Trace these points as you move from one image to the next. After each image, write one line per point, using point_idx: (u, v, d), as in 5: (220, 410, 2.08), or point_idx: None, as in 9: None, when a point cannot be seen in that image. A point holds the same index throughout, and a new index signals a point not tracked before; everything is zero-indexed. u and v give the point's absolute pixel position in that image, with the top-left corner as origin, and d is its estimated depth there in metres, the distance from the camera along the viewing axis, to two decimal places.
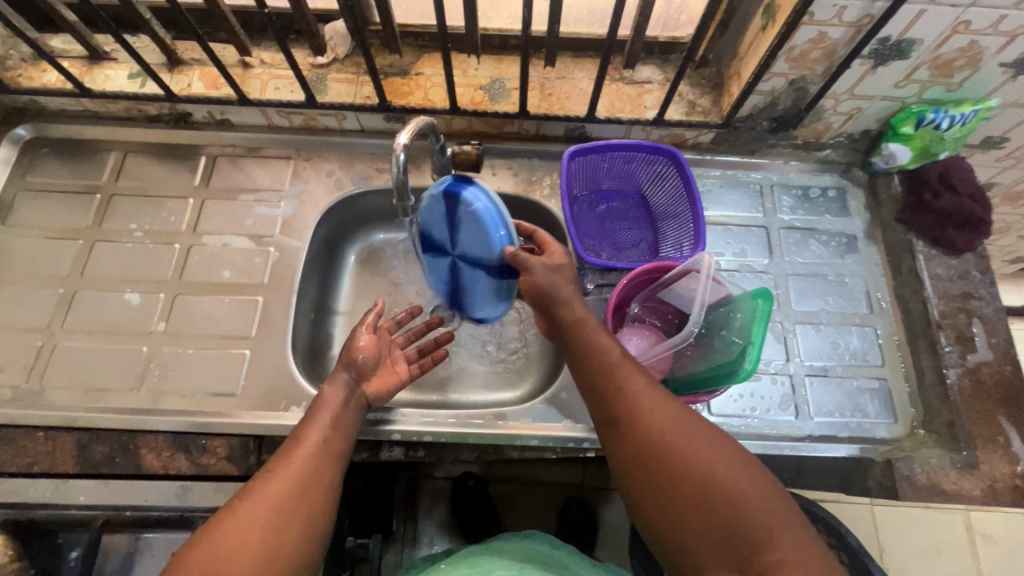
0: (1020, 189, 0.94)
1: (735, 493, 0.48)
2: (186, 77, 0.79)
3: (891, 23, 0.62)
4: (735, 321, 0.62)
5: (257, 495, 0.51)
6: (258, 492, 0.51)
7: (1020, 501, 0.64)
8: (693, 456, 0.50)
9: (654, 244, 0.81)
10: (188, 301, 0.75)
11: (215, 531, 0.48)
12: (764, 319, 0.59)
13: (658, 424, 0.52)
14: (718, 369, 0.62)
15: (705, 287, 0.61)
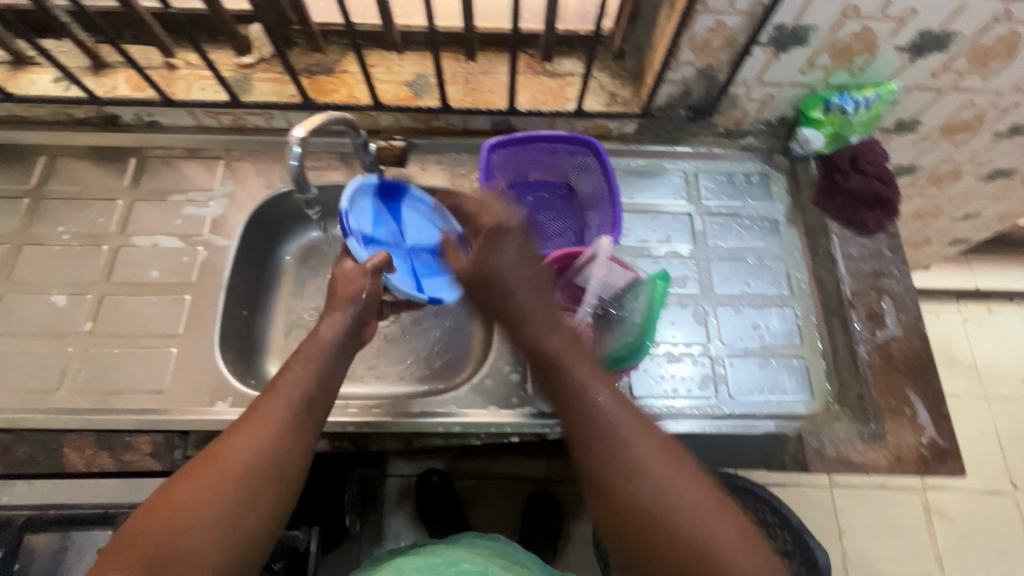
0: (942, 171, 0.97)
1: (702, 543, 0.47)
2: (111, 80, 0.80)
3: (782, 11, 0.64)
4: (636, 303, 0.66)
5: (222, 453, 0.52)
6: (224, 452, 0.52)
7: (926, 470, 0.66)
8: (665, 504, 0.49)
9: (580, 233, 0.83)
10: (116, 302, 0.75)
11: (178, 488, 0.50)
12: (661, 297, 0.64)
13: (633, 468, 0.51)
14: (624, 346, 0.64)
15: (603, 267, 0.66)
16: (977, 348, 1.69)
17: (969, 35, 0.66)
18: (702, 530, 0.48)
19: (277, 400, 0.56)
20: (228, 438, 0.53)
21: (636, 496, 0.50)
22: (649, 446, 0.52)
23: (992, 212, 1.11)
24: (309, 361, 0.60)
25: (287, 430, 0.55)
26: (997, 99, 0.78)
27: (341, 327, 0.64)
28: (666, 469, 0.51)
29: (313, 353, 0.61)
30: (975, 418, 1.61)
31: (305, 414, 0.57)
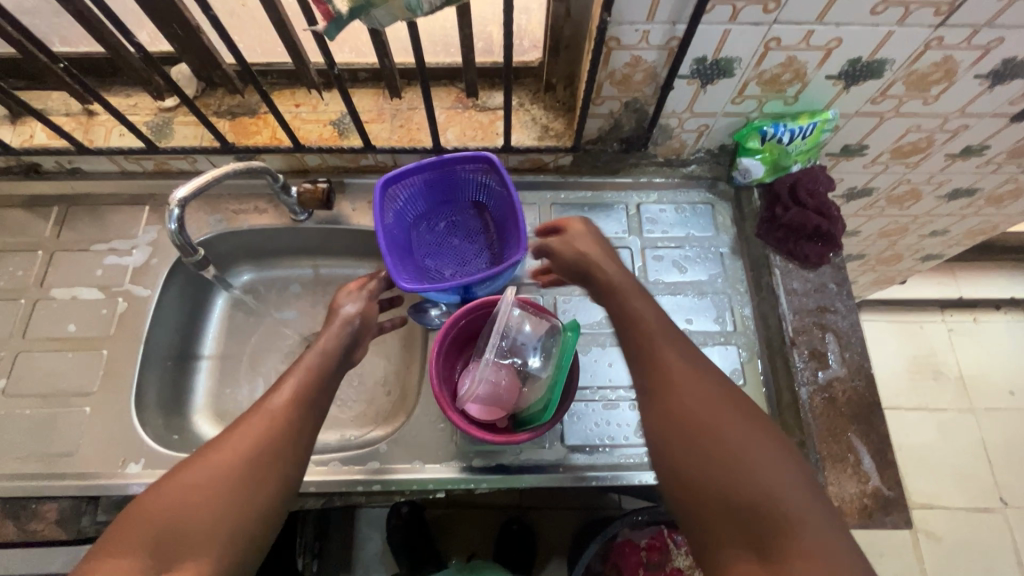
0: (900, 192, 0.93)
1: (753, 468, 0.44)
2: (28, 128, 0.78)
3: (699, 44, 0.61)
4: (549, 354, 0.65)
5: (207, 456, 0.46)
6: (222, 443, 0.47)
7: (869, 521, 0.63)
8: (714, 423, 0.46)
9: (498, 252, 0.79)
10: (32, 358, 0.73)
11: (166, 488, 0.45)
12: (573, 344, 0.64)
13: (688, 405, 0.48)
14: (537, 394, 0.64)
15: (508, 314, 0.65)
16: (963, 359, 1.64)
17: (902, 62, 0.63)
18: (746, 453, 0.45)
19: (277, 395, 0.52)
20: (227, 432, 0.48)
21: (694, 429, 0.47)
22: (700, 381, 0.50)
23: (960, 228, 1.07)
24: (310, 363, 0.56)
25: (286, 425, 0.50)
26: (943, 123, 0.74)
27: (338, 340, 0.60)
28: (717, 395, 0.48)
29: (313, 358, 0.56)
30: (963, 432, 1.56)
31: (305, 413, 0.52)
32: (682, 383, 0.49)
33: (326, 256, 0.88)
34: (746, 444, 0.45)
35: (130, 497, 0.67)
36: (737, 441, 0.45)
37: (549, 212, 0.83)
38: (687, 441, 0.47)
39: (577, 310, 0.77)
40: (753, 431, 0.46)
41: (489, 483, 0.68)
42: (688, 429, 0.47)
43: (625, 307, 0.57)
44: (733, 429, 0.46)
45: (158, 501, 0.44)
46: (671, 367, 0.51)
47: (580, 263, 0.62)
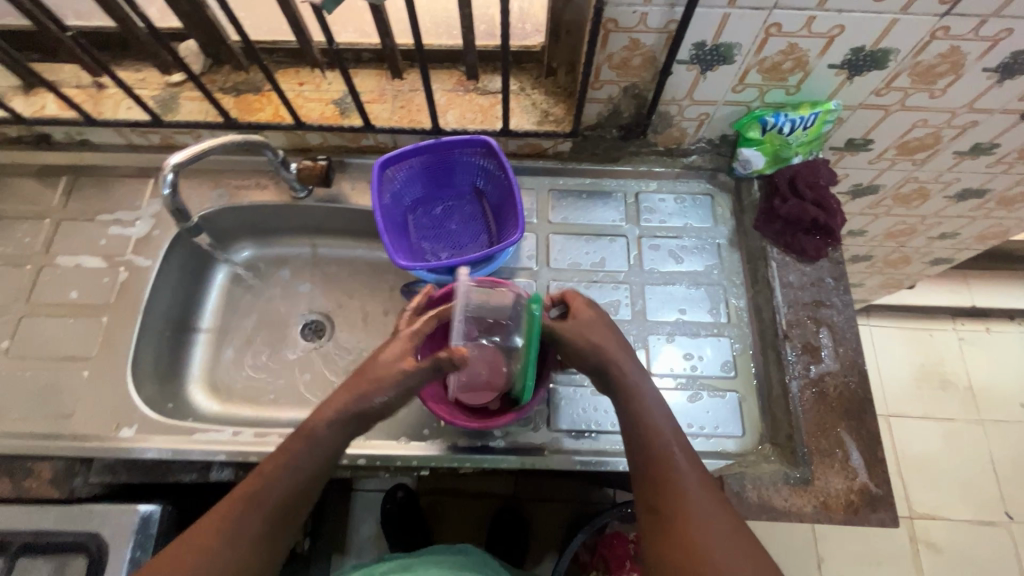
0: (908, 191, 0.91)
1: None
2: (40, 99, 0.80)
3: (698, 28, 0.60)
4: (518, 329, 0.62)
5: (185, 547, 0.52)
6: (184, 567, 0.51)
7: (855, 518, 0.62)
8: (705, 534, 0.50)
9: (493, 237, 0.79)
10: (34, 323, 0.75)
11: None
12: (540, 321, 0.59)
13: (690, 514, 0.51)
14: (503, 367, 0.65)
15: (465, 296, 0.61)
16: (973, 369, 1.61)
17: (907, 52, 0.62)
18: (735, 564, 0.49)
19: (253, 518, 0.53)
20: (195, 547, 0.52)
21: (687, 535, 0.51)
22: (700, 486, 0.53)
23: (970, 231, 1.05)
24: (295, 470, 0.55)
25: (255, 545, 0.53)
26: (951, 118, 0.73)
27: (341, 431, 0.57)
28: (705, 497, 0.53)
29: (298, 463, 0.55)
30: (969, 443, 1.53)
31: (277, 526, 0.55)
32: (683, 486, 0.53)
33: (325, 235, 0.89)
34: (732, 557, 0.50)
35: (122, 460, 0.68)
36: (723, 556, 0.50)
37: (546, 197, 0.83)
38: (677, 543, 0.51)
39: (570, 296, 0.78)
40: (738, 543, 0.51)
41: (473, 463, 0.68)
42: (686, 532, 0.51)
43: (632, 390, 0.58)
44: (721, 541, 0.50)
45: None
46: (675, 468, 0.54)
47: (587, 352, 0.59)
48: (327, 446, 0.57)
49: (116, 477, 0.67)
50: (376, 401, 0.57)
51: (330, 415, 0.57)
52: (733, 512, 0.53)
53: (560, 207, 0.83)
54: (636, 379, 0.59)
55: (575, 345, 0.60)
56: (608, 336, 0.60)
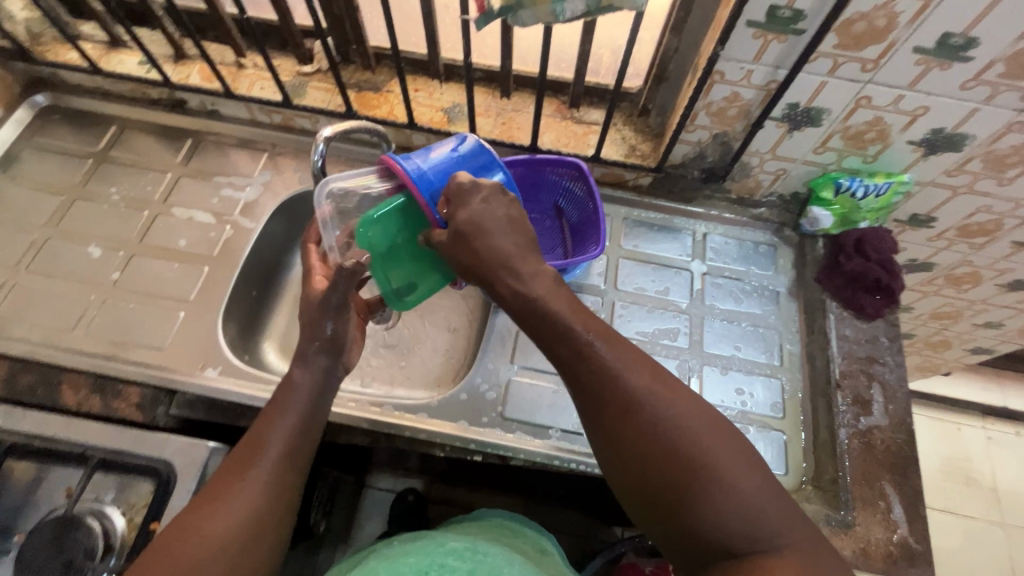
0: (961, 273, 0.95)
1: (705, 458, 0.47)
2: (186, 69, 0.90)
3: (796, 91, 0.67)
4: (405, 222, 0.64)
5: (223, 491, 0.52)
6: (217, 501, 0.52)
7: (892, 569, 0.63)
8: (655, 417, 0.49)
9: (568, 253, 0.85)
10: (143, 262, 0.82)
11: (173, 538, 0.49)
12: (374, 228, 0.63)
13: (614, 391, 0.51)
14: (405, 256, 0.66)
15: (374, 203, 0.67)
16: (1000, 470, 1.59)
17: (983, 139, 0.68)
18: (701, 438, 0.48)
19: (268, 447, 0.56)
20: (219, 486, 0.53)
21: (637, 428, 0.49)
22: (631, 374, 0.51)
23: (1016, 324, 1.08)
24: (289, 409, 0.59)
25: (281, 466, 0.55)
26: (1015, 208, 0.78)
27: (320, 371, 0.62)
28: (630, 367, 0.52)
29: (289, 401, 0.59)
30: (991, 546, 1.49)
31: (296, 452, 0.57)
32: (620, 377, 0.51)
33: None
34: (694, 430, 0.49)
35: (204, 398, 0.73)
36: (679, 427, 0.49)
37: (621, 225, 0.89)
38: (629, 440, 0.50)
39: (633, 316, 0.82)
40: (697, 417, 0.50)
41: (527, 456, 0.72)
42: (615, 409, 0.51)
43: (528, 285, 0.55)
44: (677, 418, 0.49)
45: (187, 539, 0.49)
46: (601, 362, 0.52)
47: (484, 249, 0.56)
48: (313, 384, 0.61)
49: (194, 412, 0.72)
50: (329, 329, 0.62)
51: (300, 358, 0.62)
52: (682, 389, 0.52)
53: (632, 235, 0.89)
54: (519, 270, 0.56)
55: (471, 249, 0.56)
56: (502, 238, 0.57)
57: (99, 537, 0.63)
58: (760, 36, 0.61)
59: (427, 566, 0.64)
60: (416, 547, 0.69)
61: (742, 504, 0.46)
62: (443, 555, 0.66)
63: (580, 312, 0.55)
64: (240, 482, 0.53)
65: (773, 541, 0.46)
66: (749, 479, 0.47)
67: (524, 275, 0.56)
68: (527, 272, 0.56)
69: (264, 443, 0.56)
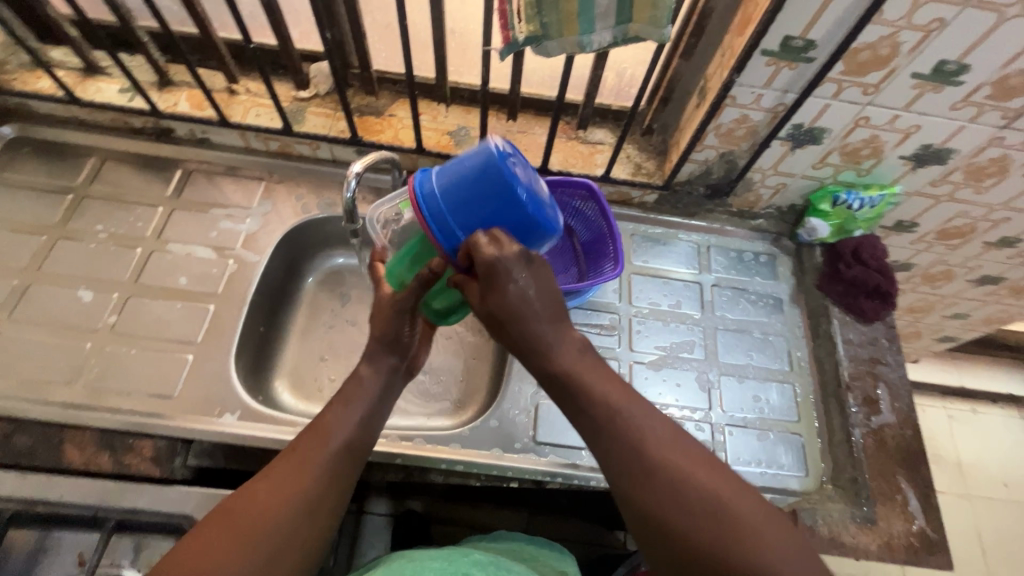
0: (936, 272, 1.03)
1: (736, 533, 0.45)
2: (173, 96, 0.85)
3: (802, 113, 0.70)
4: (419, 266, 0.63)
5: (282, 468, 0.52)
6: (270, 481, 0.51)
7: (914, 559, 0.68)
8: (681, 483, 0.48)
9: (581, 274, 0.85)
10: (141, 304, 0.77)
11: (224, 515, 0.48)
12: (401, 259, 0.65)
13: (636, 447, 0.50)
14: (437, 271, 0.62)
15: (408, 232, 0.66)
16: (961, 446, 1.71)
17: (966, 153, 0.73)
18: (734, 506, 0.47)
19: (328, 435, 0.55)
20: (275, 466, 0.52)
21: (663, 495, 0.48)
22: (660, 439, 0.50)
23: (980, 314, 1.17)
24: (355, 399, 0.59)
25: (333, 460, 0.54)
26: (988, 212, 0.85)
27: (388, 372, 0.62)
28: (652, 424, 0.51)
29: (355, 390, 0.60)
30: (959, 518, 1.60)
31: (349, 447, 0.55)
32: (648, 442, 0.50)
33: None
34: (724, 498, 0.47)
35: (223, 446, 0.69)
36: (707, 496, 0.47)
37: (629, 241, 0.91)
38: (654, 505, 0.48)
39: (650, 332, 0.84)
40: (728, 488, 0.48)
41: (564, 479, 0.72)
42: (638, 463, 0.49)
43: (554, 357, 0.54)
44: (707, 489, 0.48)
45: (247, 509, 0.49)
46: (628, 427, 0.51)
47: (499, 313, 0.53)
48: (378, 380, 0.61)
49: (214, 461, 0.69)
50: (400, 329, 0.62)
51: (370, 355, 0.62)
52: (710, 457, 0.50)
53: (641, 251, 0.91)
54: (542, 336, 0.54)
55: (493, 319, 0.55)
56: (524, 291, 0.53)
57: None
58: (773, 63, 0.64)
59: (453, 572, 0.60)
60: (443, 553, 0.66)
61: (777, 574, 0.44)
62: (467, 564, 0.62)
63: (609, 379, 0.54)
64: (296, 464, 0.52)
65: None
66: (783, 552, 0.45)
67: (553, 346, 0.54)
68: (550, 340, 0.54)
69: (327, 428, 0.56)
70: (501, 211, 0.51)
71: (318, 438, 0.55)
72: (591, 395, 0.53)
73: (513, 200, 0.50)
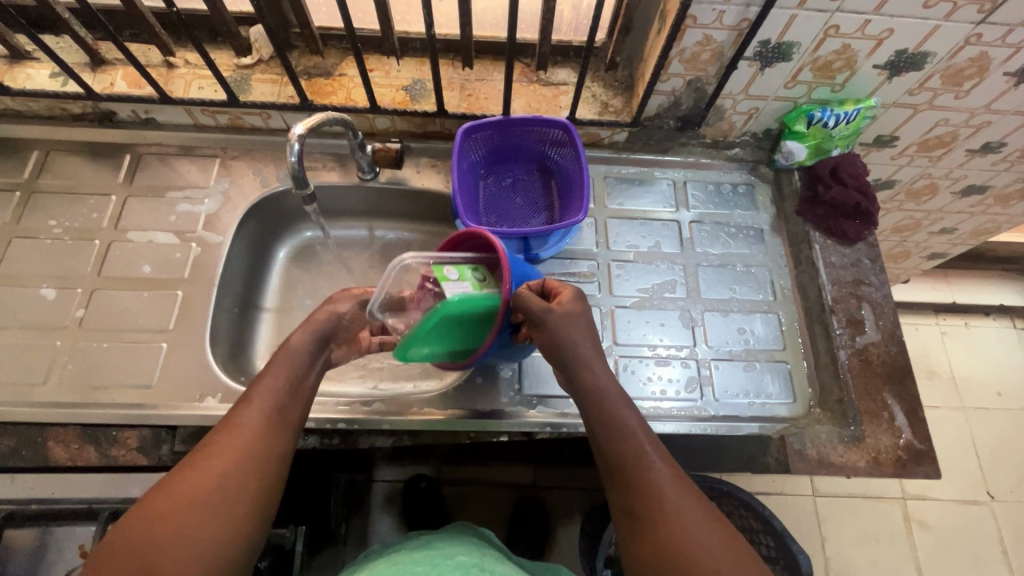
0: (920, 186, 1.01)
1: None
2: (109, 77, 0.81)
3: (767, 27, 0.66)
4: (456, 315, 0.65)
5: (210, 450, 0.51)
6: (202, 459, 0.50)
7: (902, 471, 0.69)
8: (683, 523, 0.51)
9: (554, 214, 0.84)
10: (108, 296, 0.75)
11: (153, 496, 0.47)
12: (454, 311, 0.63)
13: (643, 467, 0.54)
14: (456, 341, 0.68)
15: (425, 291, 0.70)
16: (955, 360, 1.73)
17: (942, 55, 0.70)
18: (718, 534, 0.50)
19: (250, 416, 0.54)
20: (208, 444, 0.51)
21: (659, 515, 0.51)
22: (670, 485, 0.53)
23: (968, 227, 1.16)
24: (284, 374, 0.59)
25: (264, 435, 0.53)
26: (969, 118, 0.81)
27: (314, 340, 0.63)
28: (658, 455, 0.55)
29: (288, 362, 0.60)
30: (955, 430, 1.64)
31: (282, 421, 0.55)
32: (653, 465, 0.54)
33: (383, 217, 0.92)
34: (718, 546, 0.50)
35: (209, 428, 0.69)
36: (706, 547, 0.49)
37: (603, 183, 0.88)
38: (650, 521, 0.52)
39: (630, 274, 0.83)
40: (713, 524, 0.51)
41: (554, 428, 0.72)
42: (643, 481, 0.53)
43: (590, 385, 0.59)
44: (706, 540, 0.50)
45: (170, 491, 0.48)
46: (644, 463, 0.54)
47: (563, 331, 0.59)
48: (307, 355, 0.62)
49: None
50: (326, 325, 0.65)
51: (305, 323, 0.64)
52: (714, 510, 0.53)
53: (615, 194, 0.88)
54: (592, 364, 0.59)
55: (550, 337, 0.59)
56: (572, 320, 0.60)
57: None
58: None
59: None
60: (423, 557, 0.65)
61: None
62: (450, 568, 0.62)
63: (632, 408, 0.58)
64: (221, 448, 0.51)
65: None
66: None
67: (598, 369, 0.59)
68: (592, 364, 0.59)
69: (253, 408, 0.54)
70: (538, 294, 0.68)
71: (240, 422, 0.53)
72: (615, 418, 0.57)
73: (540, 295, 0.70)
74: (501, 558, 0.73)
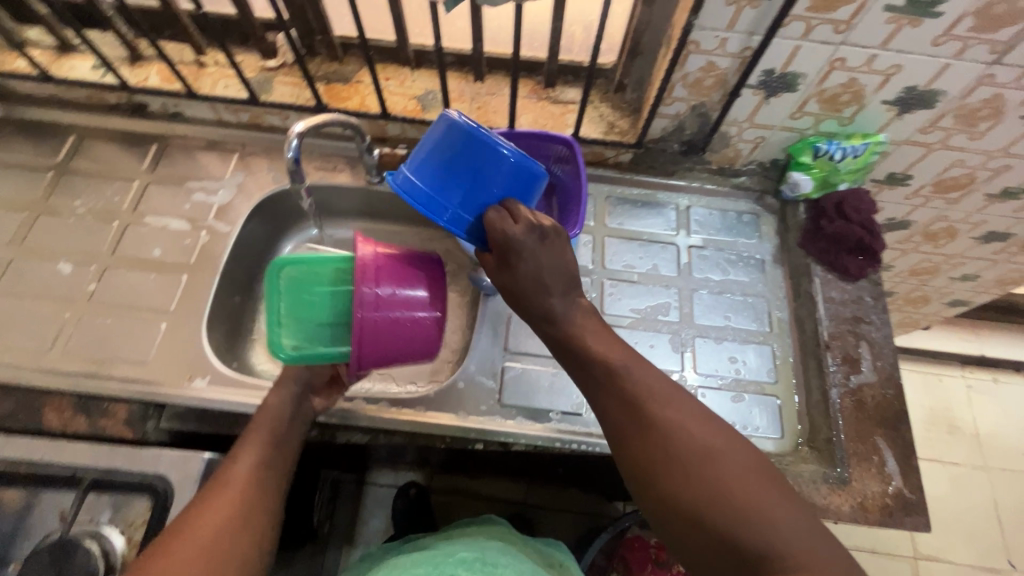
0: (937, 229, 0.98)
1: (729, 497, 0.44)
2: (144, 71, 0.86)
3: (771, 57, 0.67)
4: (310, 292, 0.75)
5: (204, 508, 0.52)
6: (204, 516, 0.51)
7: (889, 520, 0.66)
8: (680, 429, 0.48)
9: None
10: (118, 275, 0.79)
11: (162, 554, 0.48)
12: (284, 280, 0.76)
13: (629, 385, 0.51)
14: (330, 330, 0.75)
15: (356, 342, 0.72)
16: (981, 417, 1.64)
17: (955, 94, 0.68)
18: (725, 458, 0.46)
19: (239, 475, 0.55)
20: (197, 512, 0.52)
21: (653, 433, 0.48)
22: (661, 397, 0.50)
23: (991, 275, 1.11)
24: (267, 443, 0.59)
25: (251, 498, 0.54)
26: (986, 160, 0.79)
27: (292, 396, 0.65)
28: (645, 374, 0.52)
29: (271, 428, 0.61)
30: (976, 490, 1.54)
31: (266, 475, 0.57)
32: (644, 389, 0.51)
33: (388, 220, 0.94)
34: (721, 449, 0.47)
35: (193, 409, 0.71)
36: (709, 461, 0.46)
37: (604, 202, 0.89)
38: (648, 433, 0.49)
39: (624, 294, 0.82)
40: (721, 444, 0.47)
41: (528, 441, 0.72)
42: (629, 396, 0.51)
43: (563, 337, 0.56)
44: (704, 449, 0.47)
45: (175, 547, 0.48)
46: (631, 382, 0.52)
47: (531, 278, 0.56)
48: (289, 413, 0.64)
49: (185, 424, 0.70)
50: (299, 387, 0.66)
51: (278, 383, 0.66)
52: (708, 412, 0.50)
53: (616, 213, 0.88)
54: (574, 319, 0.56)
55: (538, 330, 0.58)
56: (530, 265, 0.56)
57: (98, 559, 0.61)
58: (733, 3, 0.61)
59: None
60: (425, 557, 0.63)
61: (774, 528, 0.43)
62: (452, 565, 0.60)
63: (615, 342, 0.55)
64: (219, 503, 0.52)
65: (794, 564, 0.41)
66: (792, 517, 0.44)
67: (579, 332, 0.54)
68: (564, 313, 0.56)
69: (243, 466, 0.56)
70: (476, 178, 0.58)
71: (232, 482, 0.55)
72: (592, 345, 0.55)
73: (488, 160, 0.57)
74: (512, 549, 0.69)
